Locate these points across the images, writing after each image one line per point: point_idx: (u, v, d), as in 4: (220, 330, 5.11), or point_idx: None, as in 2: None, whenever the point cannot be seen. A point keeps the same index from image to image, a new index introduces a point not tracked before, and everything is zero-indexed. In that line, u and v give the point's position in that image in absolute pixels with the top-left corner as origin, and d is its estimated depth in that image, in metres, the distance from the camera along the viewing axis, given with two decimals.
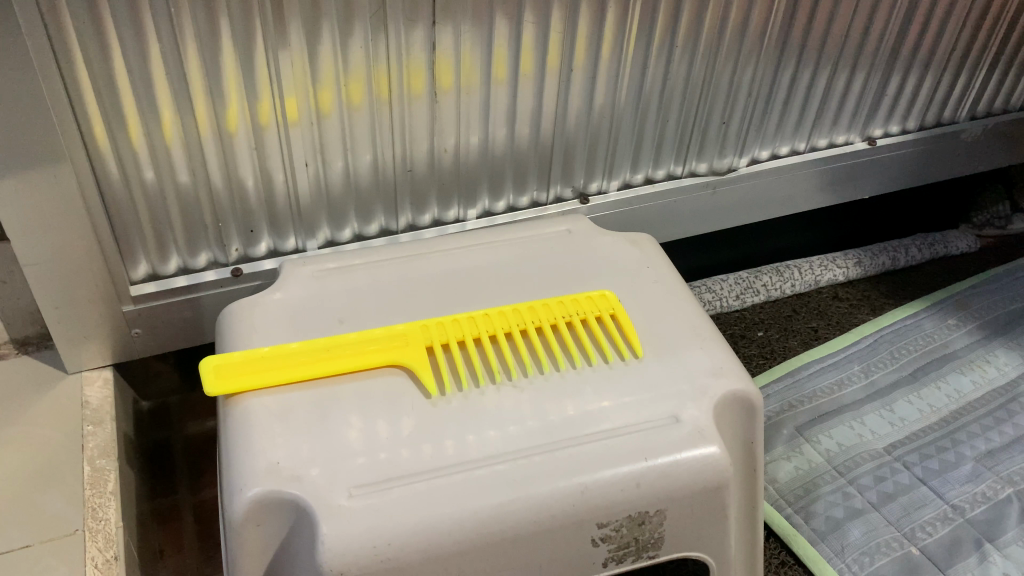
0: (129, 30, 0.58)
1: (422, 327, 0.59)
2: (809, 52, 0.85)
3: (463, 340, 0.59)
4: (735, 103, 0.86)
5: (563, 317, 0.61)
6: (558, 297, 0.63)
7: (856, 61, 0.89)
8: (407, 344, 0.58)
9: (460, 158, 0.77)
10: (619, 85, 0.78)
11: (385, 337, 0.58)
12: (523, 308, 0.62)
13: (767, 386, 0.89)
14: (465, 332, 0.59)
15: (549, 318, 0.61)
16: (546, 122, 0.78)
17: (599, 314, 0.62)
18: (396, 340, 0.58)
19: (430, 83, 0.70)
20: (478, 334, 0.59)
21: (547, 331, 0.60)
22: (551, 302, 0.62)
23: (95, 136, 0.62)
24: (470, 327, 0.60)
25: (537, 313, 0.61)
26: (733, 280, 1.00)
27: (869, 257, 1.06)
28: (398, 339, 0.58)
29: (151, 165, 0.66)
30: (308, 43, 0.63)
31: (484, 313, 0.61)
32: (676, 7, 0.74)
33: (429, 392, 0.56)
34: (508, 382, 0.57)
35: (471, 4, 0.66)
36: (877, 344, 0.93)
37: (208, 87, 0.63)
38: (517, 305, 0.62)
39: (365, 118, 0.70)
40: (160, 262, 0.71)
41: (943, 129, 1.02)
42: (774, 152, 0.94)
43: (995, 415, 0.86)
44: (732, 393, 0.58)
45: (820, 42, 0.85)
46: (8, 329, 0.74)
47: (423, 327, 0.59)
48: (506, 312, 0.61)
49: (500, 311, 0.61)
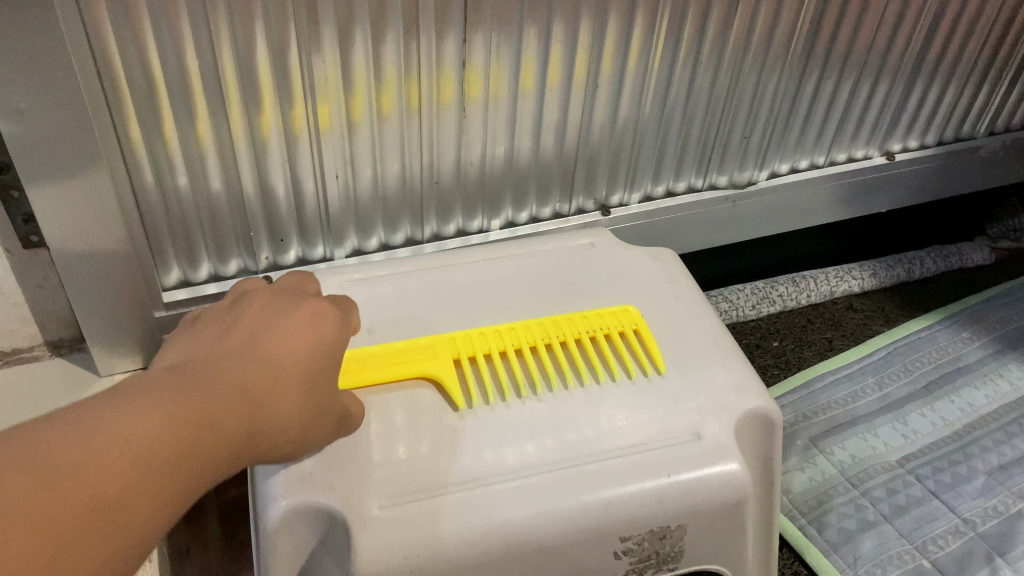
0: (169, 43, 0.59)
1: (449, 339, 0.61)
2: (832, 65, 0.86)
3: (489, 353, 0.60)
4: (756, 116, 0.87)
5: (587, 332, 0.62)
6: (581, 312, 0.64)
7: (878, 75, 0.89)
8: (435, 356, 0.59)
9: (485, 169, 0.78)
10: (643, 97, 0.79)
11: (413, 349, 0.60)
12: (546, 323, 0.63)
13: (782, 396, 0.90)
14: (492, 345, 0.60)
15: (573, 333, 0.62)
16: (571, 133, 0.79)
17: (621, 330, 0.63)
18: (425, 352, 0.59)
19: (459, 94, 0.71)
20: (504, 347, 0.61)
21: (571, 345, 0.62)
22: (573, 318, 0.63)
23: (133, 146, 0.64)
24: (496, 341, 0.61)
25: (560, 327, 0.62)
26: (750, 290, 1.01)
27: (884, 268, 1.06)
28: (426, 351, 0.59)
29: (185, 173, 0.67)
30: (341, 54, 0.64)
31: (509, 327, 0.62)
32: (702, 21, 0.75)
33: (456, 404, 0.57)
34: (533, 396, 0.58)
35: (501, 18, 0.67)
36: (891, 356, 0.94)
37: (243, 98, 0.64)
38: (541, 318, 0.64)
39: (395, 128, 0.71)
40: (191, 269, 0.74)
41: (961, 144, 1.03)
42: (794, 165, 0.95)
43: (1007, 430, 0.87)
44: (753, 410, 0.59)
45: (843, 56, 0.85)
46: (41, 332, 0.75)
47: (451, 339, 0.61)
48: (531, 327, 0.62)
49: (525, 325, 0.62)
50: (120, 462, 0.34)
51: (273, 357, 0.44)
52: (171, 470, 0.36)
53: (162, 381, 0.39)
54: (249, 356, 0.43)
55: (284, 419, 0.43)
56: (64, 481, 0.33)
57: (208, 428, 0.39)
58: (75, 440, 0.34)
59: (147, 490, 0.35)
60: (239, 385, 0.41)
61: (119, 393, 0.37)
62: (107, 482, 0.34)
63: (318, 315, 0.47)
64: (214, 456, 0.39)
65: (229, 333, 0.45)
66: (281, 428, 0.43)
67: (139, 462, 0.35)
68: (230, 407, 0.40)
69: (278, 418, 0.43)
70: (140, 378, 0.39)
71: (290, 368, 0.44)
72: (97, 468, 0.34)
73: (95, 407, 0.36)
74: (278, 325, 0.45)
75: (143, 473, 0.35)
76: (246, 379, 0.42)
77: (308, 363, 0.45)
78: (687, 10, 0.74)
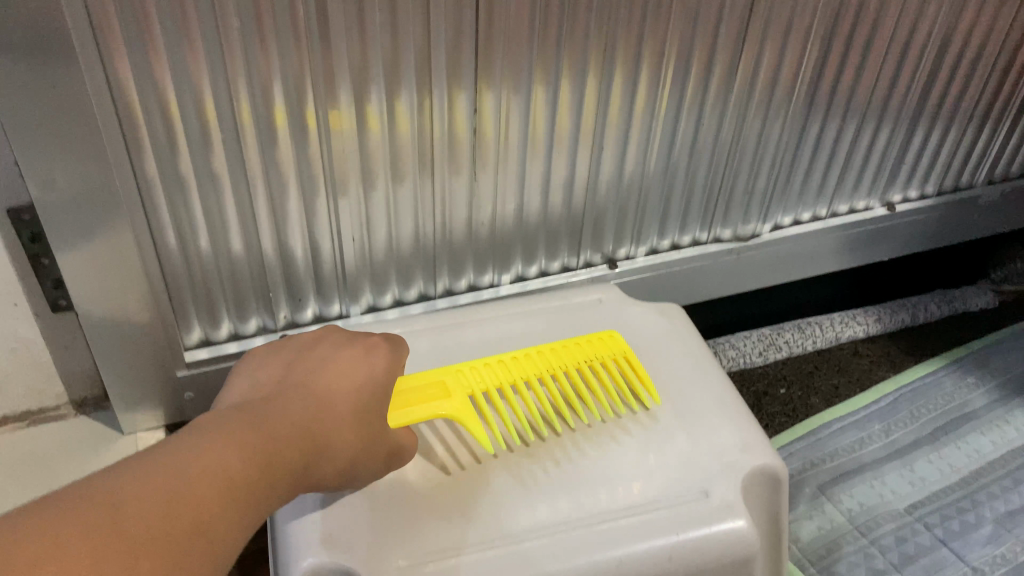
0: (194, 119, 0.63)
1: (457, 373, 0.61)
2: (835, 110, 0.88)
3: (501, 385, 0.62)
4: (759, 170, 0.89)
5: (584, 361, 0.65)
6: (572, 338, 0.67)
7: (880, 119, 0.91)
8: (450, 392, 0.60)
9: (496, 224, 0.81)
10: (649, 151, 0.82)
11: (426, 385, 0.60)
12: (547, 351, 0.65)
13: (790, 443, 0.91)
14: (502, 378, 0.62)
15: (572, 362, 0.64)
16: (578, 190, 0.82)
17: (614, 356, 0.66)
18: (438, 387, 0.60)
19: (470, 152, 0.74)
20: (513, 379, 0.62)
21: (575, 373, 0.64)
22: (570, 345, 0.66)
23: (158, 214, 0.67)
24: (503, 373, 0.63)
25: (559, 357, 0.65)
26: (756, 337, 1.02)
27: (888, 313, 1.08)
28: (439, 387, 0.60)
29: (207, 236, 0.70)
30: (358, 115, 0.67)
31: (510, 358, 0.64)
32: (705, 72, 0.78)
33: (478, 453, 0.59)
34: (553, 434, 0.61)
35: (513, 76, 0.69)
36: (897, 403, 0.96)
37: (264, 165, 0.67)
38: (533, 348, 0.65)
39: (409, 188, 0.74)
40: (212, 328, 0.76)
41: (960, 195, 1.05)
42: (796, 218, 0.97)
43: (1014, 476, 0.88)
44: (760, 468, 0.60)
45: (846, 101, 0.87)
46: (67, 392, 0.78)
47: (459, 373, 0.61)
48: (531, 356, 0.64)
49: (531, 354, 0.64)
50: (209, 486, 0.40)
51: (331, 391, 0.51)
52: (247, 500, 0.42)
53: (229, 424, 0.45)
54: (309, 394, 0.51)
55: (346, 443, 0.50)
56: (165, 508, 0.38)
57: (274, 463, 0.45)
58: (178, 460, 0.41)
59: (232, 509, 0.41)
60: (305, 418, 0.48)
61: (205, 428, 0.44)
62: (201, 504, 0.40)
63: (369, 350, 0.56)
64: (275, 489, 0.44)
65: (290, 369, 0.53)
66: (344, 450, 0.50)
67: (220, 492, 0.41)
68: (288, 442, 0.46)
69: (333, 447, 0.49)
70: (213, 418, 0.46)
71: (337, 408, 0.51)
72: (190, 495, 0.39)
73: (188, 441, 0.42)
74: (334, 363, 0.54)
75: (225, 502, 0.41)
76: (303, 413, 0.49)
77: (353, 398, 0.52)
78: (691, 63, 0.76)
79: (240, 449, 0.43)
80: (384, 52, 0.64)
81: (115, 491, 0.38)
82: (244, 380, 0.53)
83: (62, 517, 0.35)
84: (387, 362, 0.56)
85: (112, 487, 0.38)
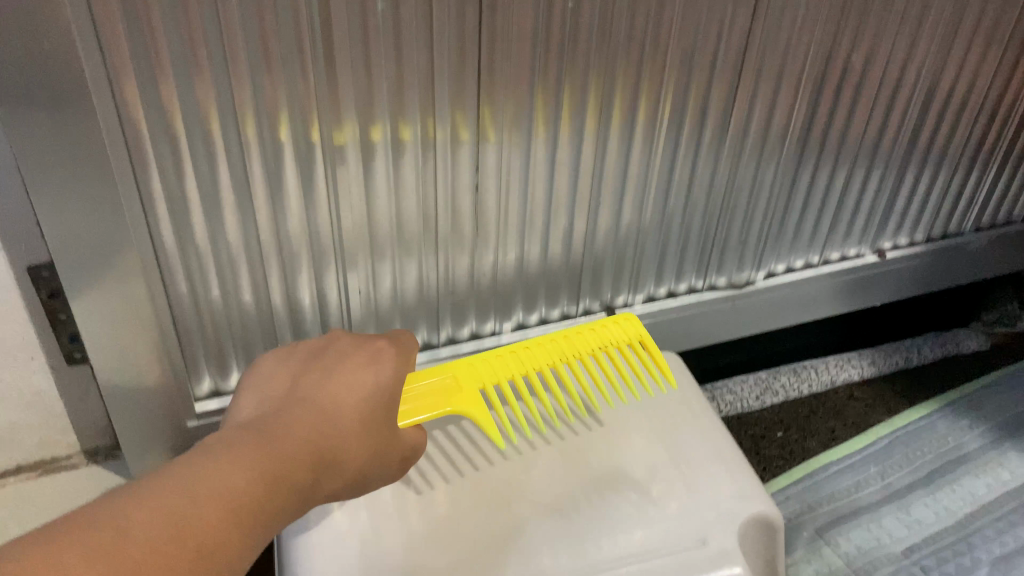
0: (209, 180, 0.65)
1: (470, 365, 0.65)
2: (829, 151, 0.90)
3: (512, 376, 0.65)
4: (752, 219, 0.92)
5: (595, 347, 0.68)
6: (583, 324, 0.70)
7: (873, 160, 0.94)
8: (464, 386, 0.63)
9: (498, 274, 0.83)
10: (645, 199, 0.84)
11: (440, 379, 0.63)
12: (559, 338, 0.68)
13: (787, 487, 0.92)
14: (513, 369, 0.65)
15: (583, 350, 0.68)
16: (578, 240, 0.84)
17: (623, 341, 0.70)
18: (452, 382, 0.63)
19: (473, 204, 0.76)
20: (525, 370, 0.66)
21: (586, 361, 0.68)
22: (582, 331, 0.69)
23: (172, 270, 0.69)
24: (515, 364, 0.66)
25: (571, 344, 0.68)
26: (753, 381, 1.05)
27: (882, 357, 1.10)
28: (453, 381, 0.63)
29: (219, 288, 0.73)
30: (364, 167, 0.69)
31: (522, 348, 0.67)
32: (699, 122, 0.80)
33: (492, 503, 0.64)
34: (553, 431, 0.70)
35: (513, 131, 0.72)
36: (892, 446, 0.97)
37: (275, 220, 0.70)
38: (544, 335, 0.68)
39: (414, 240, 0.77)
40: (222, 377, 0.79)
41: (949, 242, 1.08)
42: (789, 265, 1.00)
43: (1008, 519, 0.89)
44: (755, 516, 0.64)
45: (839, 143, 0.90)
46: (81, 442, 0.80)
47: (472, 365, 0.65)
48: (542, 344, 0.68)
49: (540, 343, 0.67)
50: (220, 505, 0.42)
51: (339, 403, 0.53)
52: (259, 513, 0.44)
53: (241, 438, 0.47)
54: (317, 407, 0.53)
55: (353, 454, 0.52)
56: (179, 522, 0.40)
57: (285, 475, 0.47)
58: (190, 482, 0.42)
59: (242, 530, 0.42)
60: (315, 434, 0.50)
61: (216, 448, 0.46)
62: (212, 527, 0.41)
63: (375, 356, 0.59)
64: (285, 508, 0.46)
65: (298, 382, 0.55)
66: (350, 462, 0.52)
67: (229, 510, 0.42)
68: (300, 455, 0.48)
69: (344, 457, 0.52)
70: (223, 438, 0.48)
71: (344, 419, 0.53)
72: (201, 518, 0.41)
73: (199, 462, 0.44)
74: (340, 374, 0.56)
75: (238, 515, 0.42)
76: (312, 428, 0.51)
77: (359, 410, 0.54)
78: (685, 114, 0.79)
79: (252, 468, 0.45)
80: (390, 107, 0.67)
81: (129, 513, 0.39)
82: (255, 393, 0.56)
83: (80, 537, 0.37)
84: (392, 366, 0.59)
85: (124, 506, 0.39)
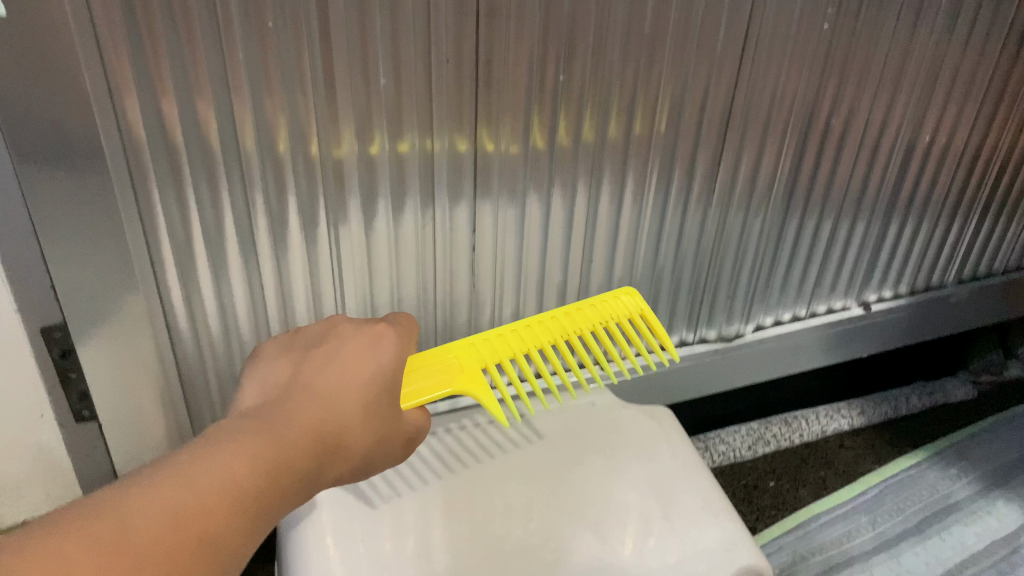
0: (216, 243, 0.68)
1: (470, 347, 0.67)
2: (812, 206, 0.93)
3: (513, 354, 0.68)
4: (740, 273, 0.95)
5: (594, 323, 0.72)
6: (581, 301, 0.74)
7: (856, 214, 0.97)
8: (463, 366, 0.66)
9: (494, 326, 0.86)
10: (636, 253, 0.87)
11: (440, 362, 0.65)
12: (560, 315, 0.72)
13: (779, 537, 0.93)
14: (513, 348, 0.68)
15: (582, 325, 0.72)
16: (571, 296, 0.87)
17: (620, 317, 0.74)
18: (452, 363, 0.65)
19: (470, 261, 0.79)
20: (527, 347, 0.69)
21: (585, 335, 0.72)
22: (582, 308, 0.73)
23: (179, 328, 0.72)
24: (517, 342, 0.69)
25: (572, 320, 0.72)
26: (745, 431, 1.07)
27: (871, 406, 1.13)
28: (452, 361, 0.65)
29: (224, 345, 0.75)
30: (365, 225, 0.72)
31: (523, 326, 0.70)
32: (686, 181, 0.84)
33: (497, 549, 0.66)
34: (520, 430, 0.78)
35: (509, 192, 0.75)
36: (883, 495, 0.99)
37: (279, 279, 0.73)
38: (543, 315, 0.72)
39: (413, 297, 0.80)
40: None
41: (932, 294, 1.11)
42: (777, 318, 1.03)
43: (998, 567, 0.91)
44: (746, 566, 0.66)
45: (823, 196, 0.93)
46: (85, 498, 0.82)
47: (471, 347, 0.67)
48: (544, 323, 0.71)
49: (540, 321, 0.71)
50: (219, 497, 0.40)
51: (343, 387, 0.52)
52: (257, 503, 0.42)
53: (239, 428, 0.46)
54: (320, 393, 0.51)
55: (358, 441, 0.51)
56: (174, 515, 0.38)
57: (286, 465, 0.45)
58: (188, 472, 0.40)
59: (244, 518, 0.41)
60: (318, 418, 0.49)
61: (215, 438, 0.44)
62: (212, 517, 0.39)
63: (376, 343, 0.58)
64: (287, 494, 0.45)
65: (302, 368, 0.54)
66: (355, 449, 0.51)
67: (230, 499, 0.41)
68: (301, 442, 0.47)
69: (345, 443, 0.50)
70: (221, 429, 0.46)
71: (348, 404, 0.51)
72: (201, 509, 0.39)
73: (198, 453, 0.42)
74: (343, 360, 0.55)
75: (235, 507, 0.41)
76: (315, 413, 0.49)
77: (363, 396, 0.53)
78: (673, 172, 0.82)
79: (253, 456, 0.43)
80: (391, 173, 0.69)
81: (125, 505, 0.37)
82: (256, 381, 0.54)
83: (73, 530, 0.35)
84: (394, 353, 0.58)
85: (120, 499, 0.37)
